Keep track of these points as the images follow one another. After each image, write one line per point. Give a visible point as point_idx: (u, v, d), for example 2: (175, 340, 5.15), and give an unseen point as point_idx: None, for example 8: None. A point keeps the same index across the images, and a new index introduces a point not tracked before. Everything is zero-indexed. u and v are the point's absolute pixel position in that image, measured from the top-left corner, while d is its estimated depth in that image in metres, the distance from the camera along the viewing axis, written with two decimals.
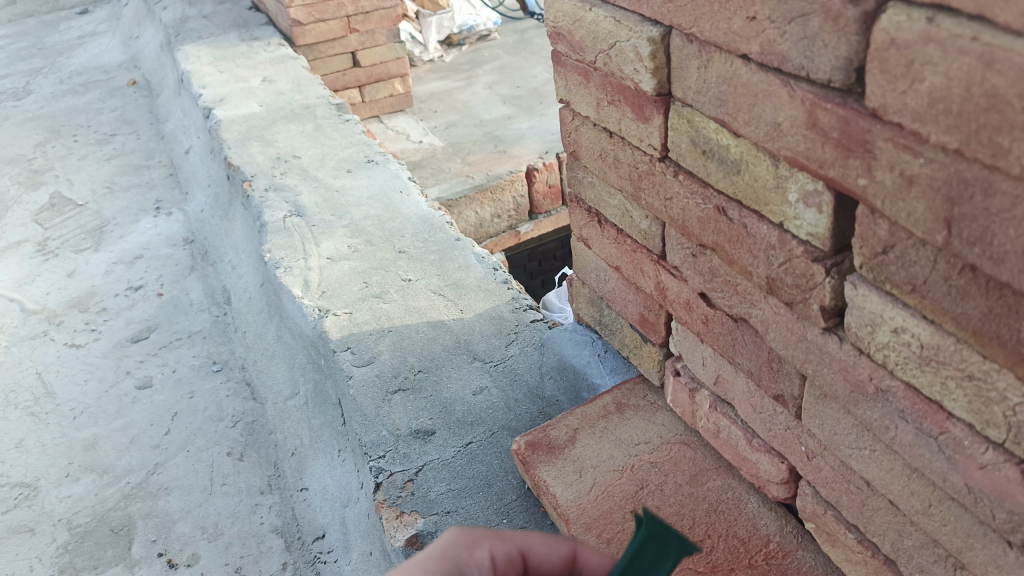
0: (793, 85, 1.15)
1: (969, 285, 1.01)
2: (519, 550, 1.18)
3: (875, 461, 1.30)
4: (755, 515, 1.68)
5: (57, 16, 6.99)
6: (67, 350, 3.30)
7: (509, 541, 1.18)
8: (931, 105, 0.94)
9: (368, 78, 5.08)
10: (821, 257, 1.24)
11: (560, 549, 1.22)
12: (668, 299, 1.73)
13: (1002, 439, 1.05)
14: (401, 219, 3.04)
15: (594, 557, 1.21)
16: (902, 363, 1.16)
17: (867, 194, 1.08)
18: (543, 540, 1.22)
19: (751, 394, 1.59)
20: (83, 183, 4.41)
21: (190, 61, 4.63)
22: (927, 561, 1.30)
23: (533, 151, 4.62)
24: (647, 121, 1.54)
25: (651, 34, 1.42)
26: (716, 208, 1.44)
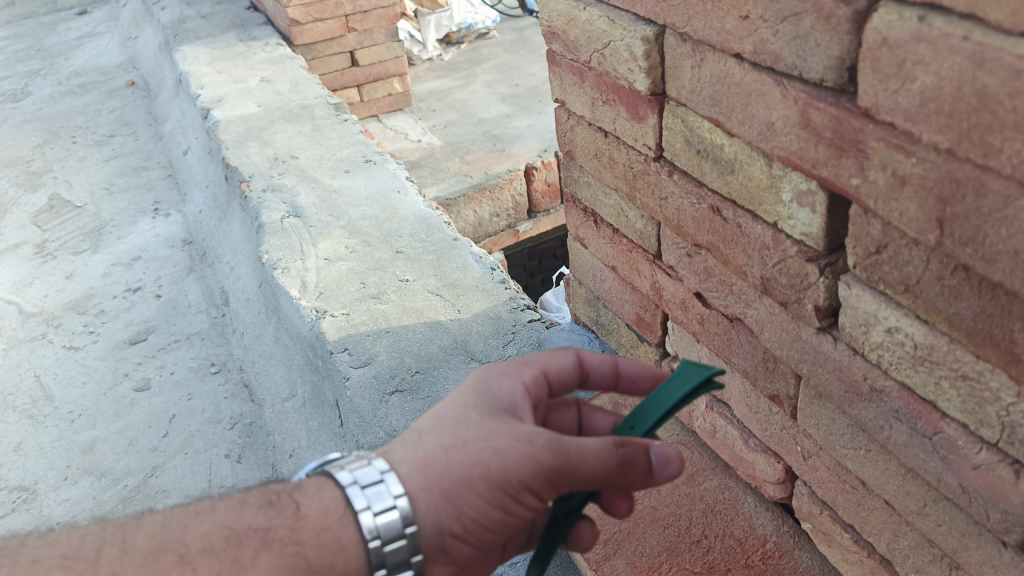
0: (786, 84, 1.15)
1: (962, 285, 1.00)
2: (532, 370, 1.32)
3: (870, 461, 1.30)
4: (751, 515, 1.68)
5: (56, 18, 6.99)
6: (65, 353, 3.30)
7: (524, 367, 1.31)
8: (922, 104, 0.94)
9: (367, 78, 5.08)
10: (815, 257, 1.23)
11: (566, 356, 1.35)
12: (664, 298, 1.72)
13: (996, 439, 1.05)
14: (399, 219, 3.04)
15: (597, 357, 1.36)
16: (896, 363, 1.15)
17: (860, 193, 1.08)
18: (550, 355, 1.35)
19: (746, 394, 1.59)
20: (81, 185, 4.41)
21: (188, 61, 4.62)
22: (923, 561, 1.29)
23: (531, 150, 4.61)
24: (642, 121, 1.53)
25: (645, 33, 1.42)
26: (711, 208, 1.43)
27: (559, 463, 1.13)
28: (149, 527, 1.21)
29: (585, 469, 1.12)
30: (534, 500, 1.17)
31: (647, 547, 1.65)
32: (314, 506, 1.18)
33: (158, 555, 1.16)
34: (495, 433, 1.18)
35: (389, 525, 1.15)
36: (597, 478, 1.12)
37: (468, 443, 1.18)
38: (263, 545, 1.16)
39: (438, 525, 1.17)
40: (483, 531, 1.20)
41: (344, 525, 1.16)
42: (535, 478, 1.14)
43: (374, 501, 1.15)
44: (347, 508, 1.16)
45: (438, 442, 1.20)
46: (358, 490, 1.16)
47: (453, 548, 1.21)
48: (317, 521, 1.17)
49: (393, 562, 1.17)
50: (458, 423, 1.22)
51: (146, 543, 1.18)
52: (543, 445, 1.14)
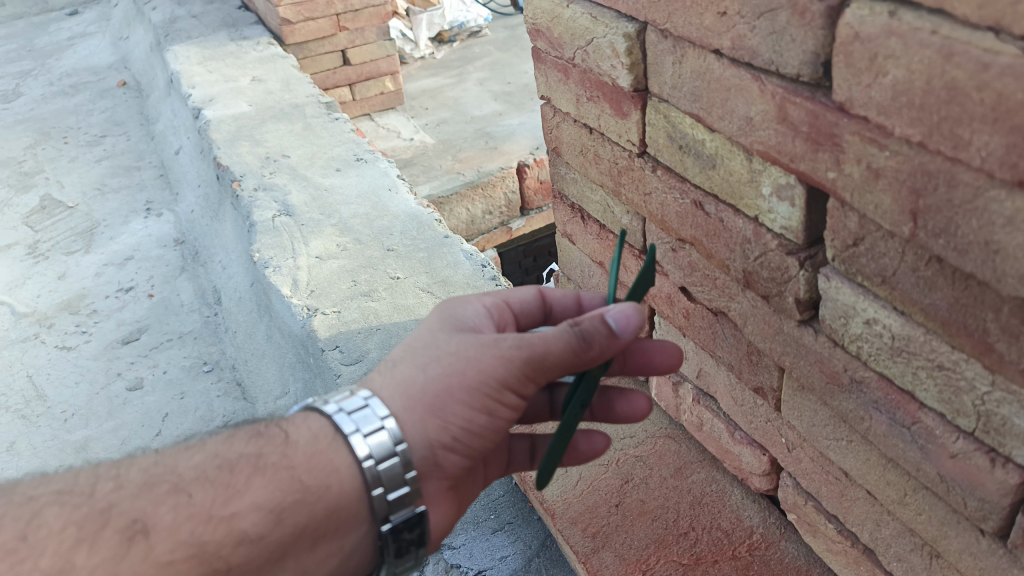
0: (764, 79, 1.16)
1: (937, 276, 1.02)
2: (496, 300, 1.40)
3: (852, 452, 1.31)
4: (738, 507, 1.69)
5: (47, 18, 6.97)
6: (58, 353, 3.30)
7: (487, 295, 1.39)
8: (894, 98, 0.95)
9: (358, 76, 5.09)
10: (795, 251, 1.25)
11: (530, 290, 1.44)
12: (650, 293, 1.74)
13: (972, 428, 1.06)
14: (390, 217, 3.04)
15: (558, 292, 1.44)
16: (874, 354, 1.17)
17: (836, 186, 1.09)
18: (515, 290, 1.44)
19: (732, 387, 1.60)
20: (73, 185, 4.40)
21: (179, 61, 4.62)
22: (905, 550, 1.31)
23: (524, 147, 4.62)
24: (626, 117, 1.54)
25: (626, 30, 1.42)
26: (693, 202, 1.44)
27: (526, 358, 1.17)
28: (142, 464, 1.25)
29: (551, 358, 1.15)
30: (514, 401, 1.22)
31: (635, 540, 1.66)
32: (302, 435, 1.26)
33: (152, 486, 1.20)
34: (463, 345, 1.23)
35: (379, 444, 1.21)
36: (566, 364, 1.15)
37: (440, 357, 1.24)
38: (257, 470, 1.22)
39: (426, 439, 1.22)
40: (472, 439, 1.25)
41: (335, 449, 1.23)
42: (507, 377, 1.19)
43: (362, 424, 1.22)
44: (337, 433, 1.24)
45: (413, 363, 1.26)
46: (344, 416, 1.23)
47: (447, 462, 1.26)
48: (307, 448, 1.24)
49: (388, 479, 1.22)
50: (430, 343, 1.28)
51: (139, 476, 1.22)
52: (511, 346, 1.18)
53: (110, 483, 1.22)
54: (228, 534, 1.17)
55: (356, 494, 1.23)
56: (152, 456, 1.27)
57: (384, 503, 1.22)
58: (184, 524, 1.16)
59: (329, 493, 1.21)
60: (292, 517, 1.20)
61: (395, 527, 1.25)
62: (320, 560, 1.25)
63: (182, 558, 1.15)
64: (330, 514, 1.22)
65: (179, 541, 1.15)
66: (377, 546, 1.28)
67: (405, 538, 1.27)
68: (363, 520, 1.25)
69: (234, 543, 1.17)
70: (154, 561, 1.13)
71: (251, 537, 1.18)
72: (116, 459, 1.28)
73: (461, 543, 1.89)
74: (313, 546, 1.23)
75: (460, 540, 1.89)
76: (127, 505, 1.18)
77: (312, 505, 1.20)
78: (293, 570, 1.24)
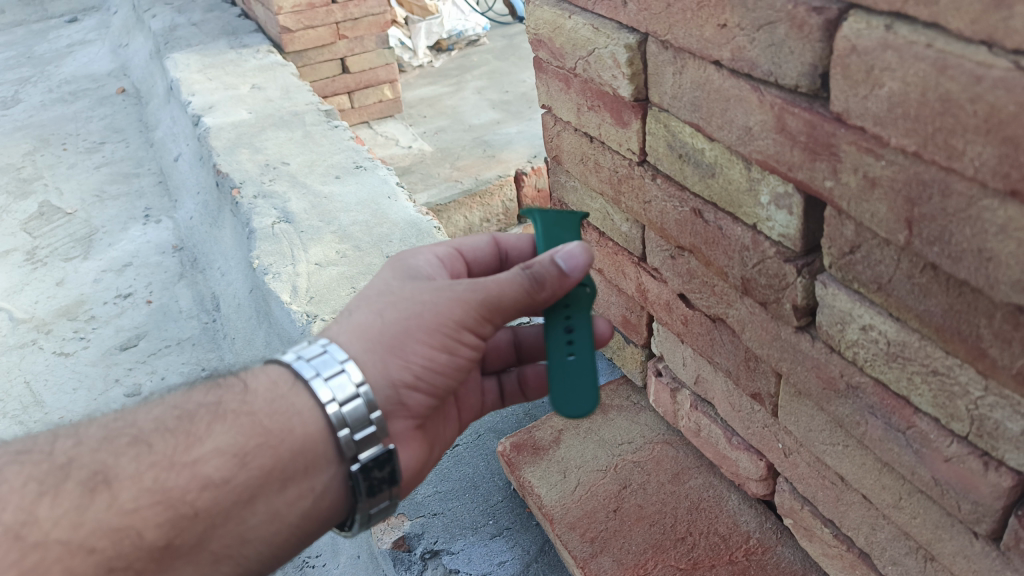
0: (763, 90, 1.19)
1: (931, 283, 1.04)
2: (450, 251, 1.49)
3: (848, 456, 1.33)
4: (735, 512, 1.71)
5: (46, 25, 6.99)
6: (56, 359, 3.30)
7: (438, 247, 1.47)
8: (890, 109, 0.97)
9: (357, 85, 5.12)
10: (792, 258, 1.27)
11: (483, 239, 1.52)
12: (648, 300, 1.76)
13: (966, 432, 1.08)
14: (389, 224, 3.06)
15: (512, 237, 1.52)
16: (870, 359, 1.19)
17: (834, 195, 1.12)
18: (469, 239, 1.52)
19: (729, 392, 1.63)
20: (72, 192, 4.41)
21: (179, 68, 4.64)
22: (900, 554, 1.33)
23: (521, 156, 4.65)
24: (626, 126, 1.57)
25: (627, 41, 1.45)
26: (692, 210, 1.46)
27: (481, 300, 1.25)
28: (101, 421, 1.26)
29: (506, 300, 1.23)
30: (473, 341, 1.29)
31: (634, 545, 1.67)
32: (262, 384, 1.28)
33: (112, 439, 1.21)
34: (419, 290, 1.30)
35: (341, 387, 1.24)
36: (520, 303, 1.24)
37: (398, 303, 1.30)
38: (217, 418, 1.24)
39: (389, 379, 1.28)
40: (435, 378, 1.31)
41: (296, 394, 1.26)
42: (464, 318, 1.26)
43: (322, 368, 1.25)
44: (297, 378, 1.27)
45: (371, 309, 1.31)
46: (303, 362, 1.27)
47: (411, 400, 1.32)
48: (267, 393, 1.27)
49: (354, 420, 1.25)
50: (386, 291, 1.33)
51: (98, 431, 1.23)
52: (465, 289, 1.26)
53: (69, 439, 1.23)
54: (192, 479, 1.18)
55: (321, 435, 1.25)
56: (112, 414, 1.28)
57: (352, 444, 1.25)
58: (148, 471, 1.17)
59: (294, 435, 1.24)
60: (256, 460, 1.22)
61: (364, 466, 1.26)
62: (292, 502, 1.25)
63: (148, 505, 1.15)
64: (296, 456, 1.24)
65: (144, 488, 1.15)
66: (348, 489, 1.28)
67: (376, 478, 1.28)
68: (331, 461, 1.26)
69: (199, 488, 1.18)
70: (119, 509, 1.13)
71: (216, 482, 1.19)
72: (74, 423, 1.28)
73: (459, 549, 1.90)
74: (283, 489, 1.24)
75: (459, 546, 1.90)
76: (88, 458, 1.18)
77: (277, 448, 1.23)
78: (263, 514, 1.24)
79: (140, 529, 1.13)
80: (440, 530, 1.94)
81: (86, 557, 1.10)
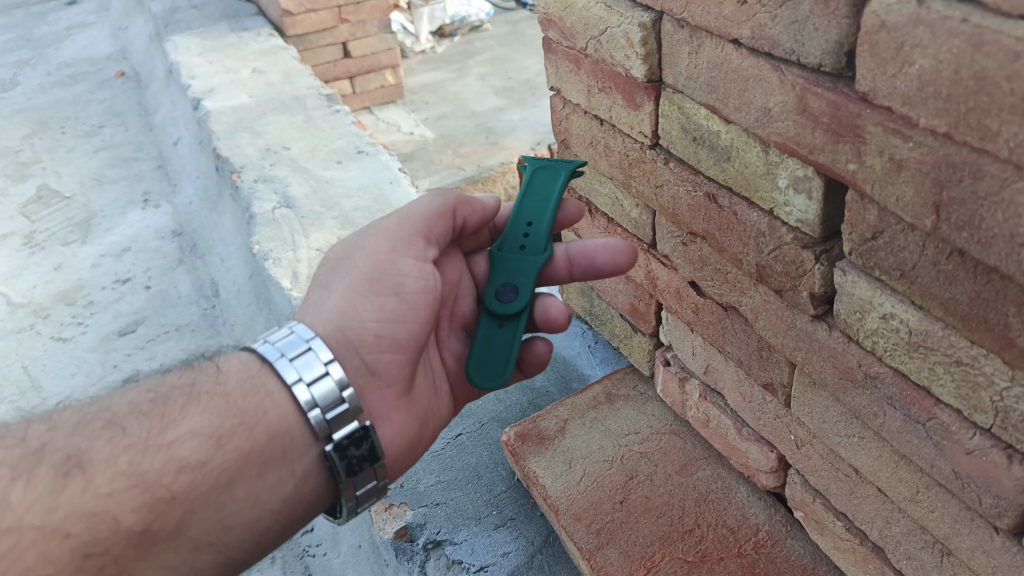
0: (784, 70, 1.15)
1: (958, 269, 1.01)
2: None
3: (863, 449, 1.30)
4: (744, 504, 1.68)
5: (45, 7, 6.89)
6: (54, 344, 3.27)
7: None
8: (920, 88, 0.94)
9: (359, 70, 5.09)
10: (811, 245, 1.23)
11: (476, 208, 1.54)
12: (658, 288, 1.72)
13: (989, 424, 1.05)
14: (392, 209, 3.01)
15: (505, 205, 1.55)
16: (890, 350, 1.15)
17: (857, 178, 1.08)
18: None
19: (740, 383, 1.60)
20: (71, 175, 4.37)
21: (180, 51, 4.57)
22: (915, 548, 1.30)
23: (524, 142, 4.61)
24: (638, 108, 1.53)
25: (642, 20, 1.41)
26: (706, 195, 1.43)
27: (399, 221, 1.37)
28: (75, 406, 1.24)
29: (420, 211, 1.38)
30: (414, 268, 1.33)
31: (641, 536, 1.64)
32: (232, 365, 1.29)
33: (86, 423, 1.19)
34: (351, 250, 1.39)
35: (307, 365, 1.25)
36: (435, 208, 1.38)
37: (336, 269, 1.38)
38: (190, 400, 1.24)
39: (350, 344, 1.30)
40: (394, 330, 1.31)
41: (265, 375, 1.27)
42: (394, 245, 1.35)
43: (288, 350, 1.26)
44: (264, 361, 1.28)
45: (318, 289, 1.38)
46: (270, 345, 1.28)
47: (379, 363, 1.31)
48: (238, 374, 1.27)
49: (325, 399, 1.24)
50: (325, 267, 1.42)
51: (72, 416, 1.21)
52: (384, 221, 1.38)
53: (43, 425, 1.19)
54: (168, 462, 1.16)
55: (293, 417, 1.25)
56: (87, 400, 1.26)
57: (324, 423, 1.24)
58: (122, 455, 1.14)
59: (267, 417, 1.23)
60: (232, 442, 1.21)
61: (339, 445, 1.23)
62: (272, 487, 1.23)
63: (123, 489, 1.12)
64: (272, 439, 1.23)
65: (118, 472, 1.13)
66: (328, 470, 1.26)
67: (354, 456, 1.24)
68: (308, 443, 1.25)
69: (176, 470, 1.16)
70: (94, 492, 1.10)
71: (192, 464, 1.17)
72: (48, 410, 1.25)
73: (462, 539, 1.87)
74: (262, 473, 1.22)
75: (462, 536, 1.88)
76: (62, 443, 1.16)
77: (252, 429, 1.22)
78: (244, 500, 1.21)
79: (116, 514, 1.10)
80: (443, 520, 1.91)
81: (61, 542, 1.07)
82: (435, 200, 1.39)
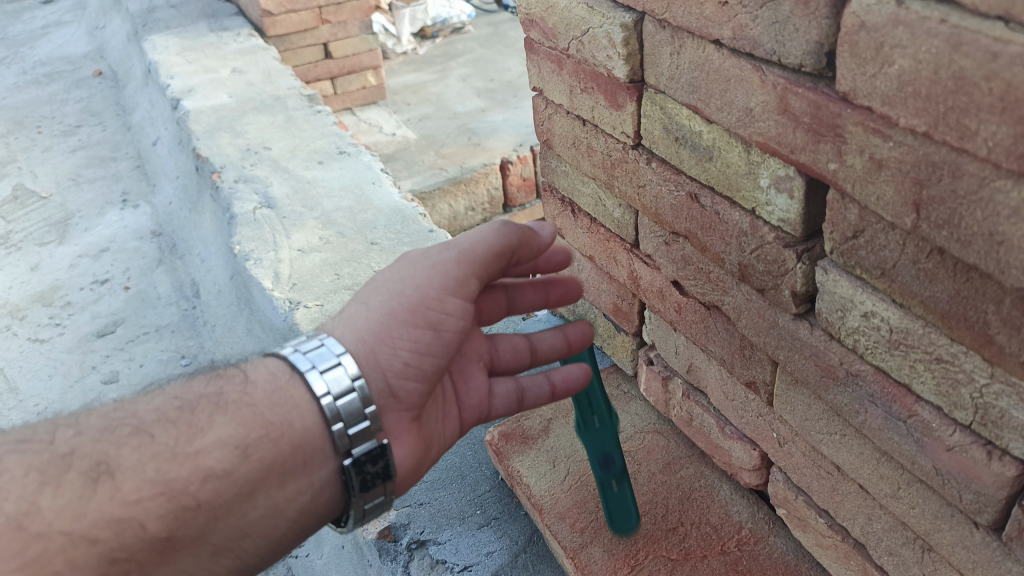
0: (765, 70, 1.15)
1: (937, 268, 1.02)
2: None
3: (844, 446, 1.31)
4: (727, 502, 1.69)
5: (21, 6, 6.78)
6: (31, 345, 3.22)
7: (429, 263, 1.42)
8: (900, 88, 0.95)
9: (340, 70, 5.02)
10: (792, 244, 1.24)
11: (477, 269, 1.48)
12: (641, 287, 1.72)
13: (969, 421, 1.06)
14: (374, 210, 3.00)
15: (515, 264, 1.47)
16: (871, 347, 1.16)
17: (837, 178, 1.09)
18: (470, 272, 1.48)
19: (723, 381, 1.60)
20: (47, 175, 4.30)
21: (158, 51, 4.52)
22: (896, 544, 1.31)
23: (507, 144, 4.60)
24: (620, 109, 1.52)
25: (623, 20, 1.41)
26: (688, 195, 1.43)
27: (457, 257, 1.30)
28: (101, 411, 1.23)
29: (481, 247, 1.31)
30: (457, 308, 1.29)
31: (625, 535, 1.64)
32: (262, 375, 1.27)
33: (113, 428, 1.18)
34: (398, 271, 1.33)
35: (336, 380, 1.23)
36: (495, 247, 1.32)
37: (381, 288, 1.32)
38: (218, 409, 1.22)
39: (379, 366, 1.26)
40: (424, 360, 1.28)
41: (294, 386, 1.25)
42: (446, 282, 1.29)
43: (318, 361, 1.24)
44: (294, 370, 1.25)
45: (356, 301, 1.34)
46: (300, 354, 1.26)
47: (402, 390, 1.27)
48: (266, 385, 1.25)
49: (348, 414, 1.23)
50: (371, 283, 1.36)
51: (99, 421, 1.20)
52: (441, 254, 1.31)
53: (70, 429, 1.19)
54: (194, 470, 1.15)
55: (317, 430, 1.23)
56: (111, 404, 1.26)
57: (346, 438, 1.23)
58: (149, 462, 1.13)
59: (292, 428, 1.22)
60: (257, 452, 1.19)
61: (358, 461, 1.24)
62: (290, 497, 1.22)
63: (150, 496, 1.11)
64: (294, 451, 1.21)
65: (145, 479, 1.12)
66: (343, 484, 1.25)
67: (370, 473, 1.25)
68: (328, 456, 1.23)
69: (201, 479, 1.15)
70: (121, 499, 1.10)
71: (218, 473, 1.16)
72: (71, 413, 1.24)
73: (446, 539, 1.86)
74: (282, 483, 1.21)
75: (446, 536, 1.86)
76: (90, 447, 1.15)
77: (277, 441, 1.20)
78: (264, 508, 1.21)
79: (143, 520, 1.10)
80: (427, 520, 1.90)
81: (88, 548, 1.07)
82: (497, 233, 1.32)
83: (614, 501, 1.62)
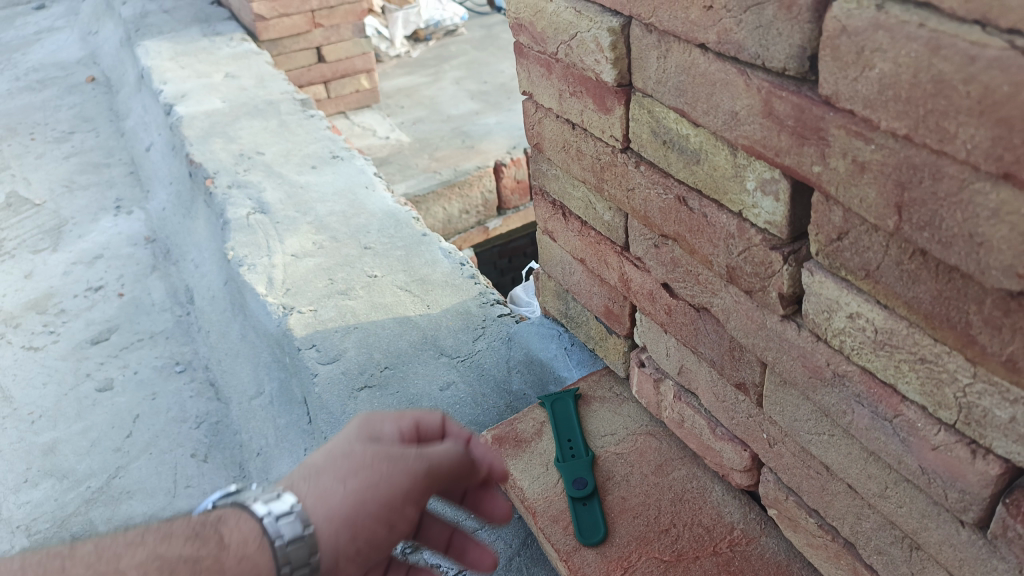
0: (749, 74, 1.16)
1: (920, 269, 1.03)
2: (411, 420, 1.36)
3: (833, 446, 1.32)
4: (719, 503, 1.70)
5: (13, 12, 6.77)
6: (25, 353, 3.21)
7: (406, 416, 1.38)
8: (881, 91, 0.96)
9: (334, 74, 5.02)
10: (778, 246, 1.25)
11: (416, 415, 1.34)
12: (631, 289, 1.73)
13: (954, 420, 1.07)
14: (367, 214, 3.00)
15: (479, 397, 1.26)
16: (858, 348, 1.17)
17: (821, 180, 1.10)
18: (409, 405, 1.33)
19: (713, 383, 1.61)
20: (41, 182, 4.30)
21: (151, 56, 4.52)
22: (885, 543, 1.32)
23: (500, 146, 4.61)
24: (609, 112, 1.53)
25: (610, 24, 1.42)
26: (676, 197, 1.44)
27: (428, 469, 1.23)
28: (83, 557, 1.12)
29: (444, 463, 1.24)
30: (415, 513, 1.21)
31: (617, 537, 1.65)
32: (235, 537, 1.16)
33: None
34: (376, 455, 1.23)
35: (294, 556, 1.14)
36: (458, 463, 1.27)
37: (355, 467, 1.22)
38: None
39: (332, 545, 1.16)
40: (373, 555, 1.20)
41: (260, 559, 1.14)
42: (415, 483, 1.21)
43: (286, 532, 1.14)
44: (264, 537, 1.14)
45: (330, 474, 1.22)
46: (274, 520, 1.15)
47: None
48: (239, 553, 1.14)
49: None
50: (343, 456, 1.25)
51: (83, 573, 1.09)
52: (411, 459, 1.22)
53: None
54: None
55: None
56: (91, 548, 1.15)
57: None
58: None
59: None
60: None
61: None
62: None
63: None
64: None
65: None
66: None
67: None
68: None
69: None
70: None
71: None
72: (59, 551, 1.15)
73: None
74: None
75: None
76: None
77: None
78: None
79: None
80: None
81: None
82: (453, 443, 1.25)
83: (585, 514, 1.70)
